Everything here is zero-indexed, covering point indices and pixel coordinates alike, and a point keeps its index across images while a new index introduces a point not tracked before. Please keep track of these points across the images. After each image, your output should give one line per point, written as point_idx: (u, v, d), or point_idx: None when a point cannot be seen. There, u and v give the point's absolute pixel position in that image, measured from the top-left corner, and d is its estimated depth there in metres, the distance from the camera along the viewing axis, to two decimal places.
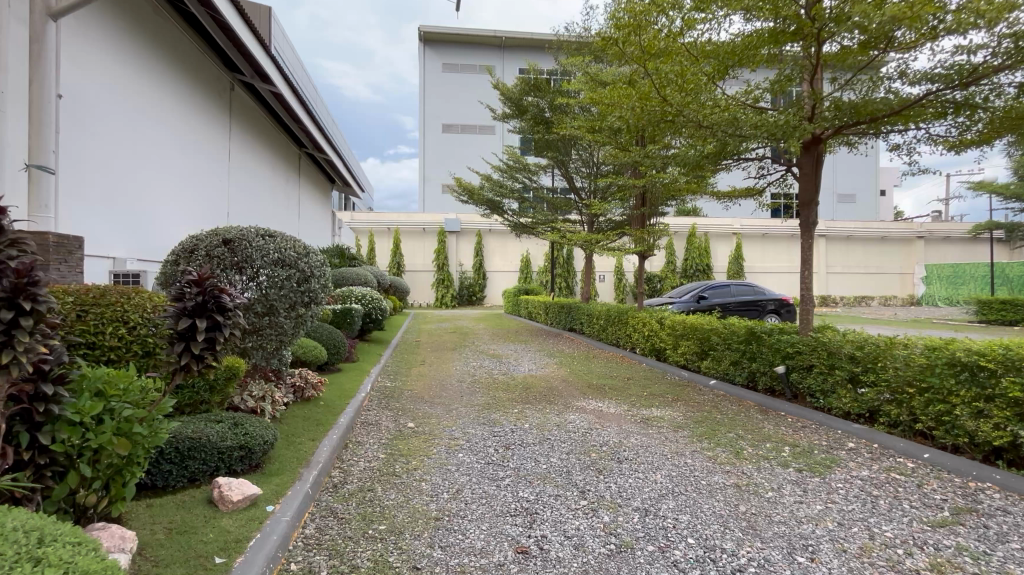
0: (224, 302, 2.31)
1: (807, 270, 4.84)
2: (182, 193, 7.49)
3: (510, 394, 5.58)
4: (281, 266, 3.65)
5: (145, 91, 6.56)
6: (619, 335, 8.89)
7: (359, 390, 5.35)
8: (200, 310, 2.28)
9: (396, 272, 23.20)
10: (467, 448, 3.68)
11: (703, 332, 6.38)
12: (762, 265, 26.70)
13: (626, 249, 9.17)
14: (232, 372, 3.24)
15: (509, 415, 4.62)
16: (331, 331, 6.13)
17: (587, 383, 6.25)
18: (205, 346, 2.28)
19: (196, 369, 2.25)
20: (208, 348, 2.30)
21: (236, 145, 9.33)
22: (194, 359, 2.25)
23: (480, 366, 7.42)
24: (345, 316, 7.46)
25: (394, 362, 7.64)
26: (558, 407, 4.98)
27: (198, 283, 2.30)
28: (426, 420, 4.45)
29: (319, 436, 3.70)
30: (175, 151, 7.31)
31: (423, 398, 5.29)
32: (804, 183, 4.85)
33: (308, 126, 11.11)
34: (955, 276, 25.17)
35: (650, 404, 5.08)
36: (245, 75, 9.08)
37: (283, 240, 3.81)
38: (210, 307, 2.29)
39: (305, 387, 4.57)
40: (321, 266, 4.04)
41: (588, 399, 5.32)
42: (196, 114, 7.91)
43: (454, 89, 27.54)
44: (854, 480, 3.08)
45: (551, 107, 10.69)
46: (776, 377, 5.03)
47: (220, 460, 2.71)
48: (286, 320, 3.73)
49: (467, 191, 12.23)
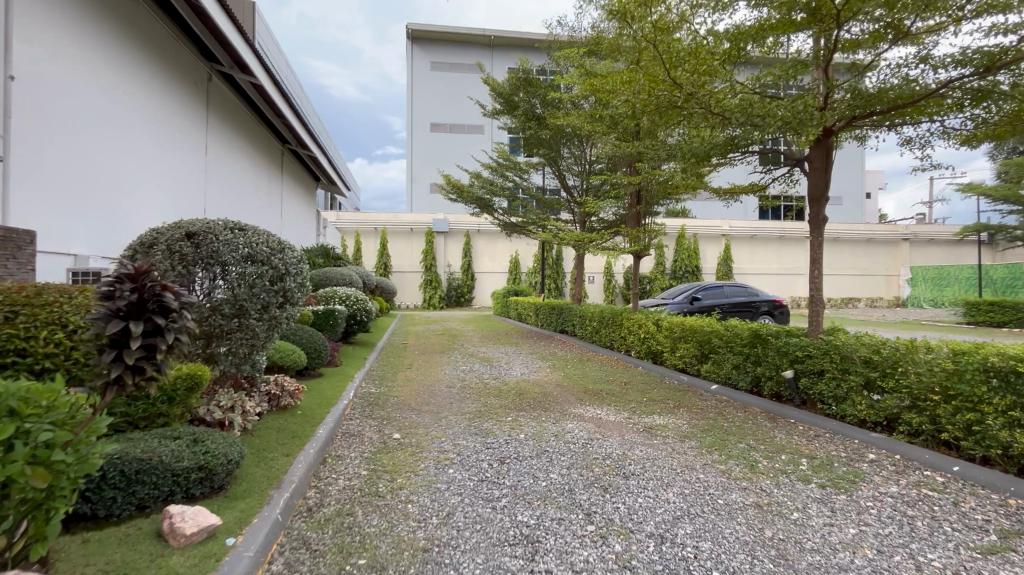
0: (167, 302, 2.10)
1: (817, 270, 4.60)
2: (156, 189, 7.10)
3: (503, 400, 5.26)
4: (251, 262, 3.30)
5: (114, 78, 6.17)
6: (614, 337, 8.61)
7: (341, 397, 4.99)
8: (137, 312, 2.05)
9: (383, 272, 22.76)
10: (459, 463, 3.36)
11: (703, 334, 6.13)
12: (751, 267, 26.71)
13: (621, 249, 8.91)
14: (193, 380, 2.90)
15: (502, 425, 4.31)
16: (311, 334, 5.76)
17: (583, 388, 5.96)
18: (143, 354, 2.05)
19: (132, 381, 2.01)
20: (147, 357, 2.07)
21: (214, 139, 8.92)
22: (130, 370, 2.01)
23: (470, 370, 7.09)
24: (328, 318, 7.10)
25: (379, 366, 7.28)
26: (554, 414, 4.67)
27: (134, 282, 2.07)
28: (413, 430, 4.12)
29: (295, 451, 3.35)
30: (149, 144, 6.93)
31: (411, 406, 4.96)
32: (814, 178, 4.61)
33: (290, 120, 10.70)
34: (939, 278, 25.40)
35: (651, 411, 4.80)
36: (223, 65, 8.66)
37: (256, 233, 3.46)
38: (150, 308, 2.08)
39: (282, 395, 4.22)
40: (298, 262, 3.69)
41: (585, 406, 5.01)
42: (170, 105, 7.51)
43: (442, 87, 27.16)
44: (885, 498, 2.81)
45: (543, 103, 10.40)
46: (782, 382, 4.78)
47: (175, 484, 2.36)
48: (258, 322, 3.39)
49: (456, 189, 11.89)
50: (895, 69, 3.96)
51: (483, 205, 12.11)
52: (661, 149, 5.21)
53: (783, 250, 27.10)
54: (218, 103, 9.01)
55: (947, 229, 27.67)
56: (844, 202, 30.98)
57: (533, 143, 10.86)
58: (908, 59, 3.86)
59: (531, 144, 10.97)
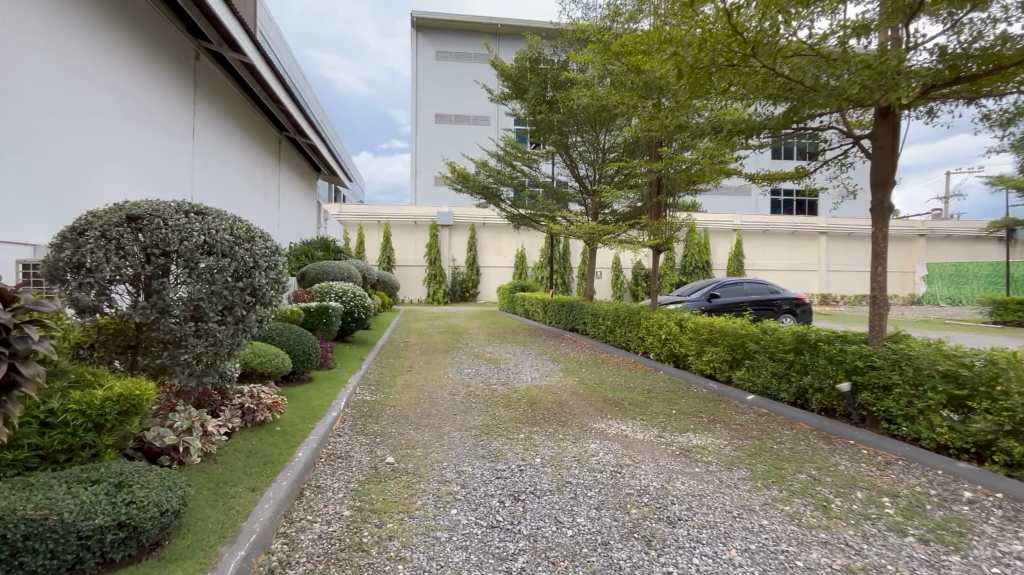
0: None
1: (881, 266, 3.95)
2: (134, 175, 6.52)
3: (513, 412, 4.66)
4: (209, 254, 2.71)
5: (95, 66, 5.74)
6: (630, 338, 7.99)
7: (331, 408, 4.40)
8: None
9: (386, 266, 22.21)
10: (464, 501, 2.75)
11: (735, 337, 5.51)
12: (764, 262, 25.98)
13: (639, 243, 8.25)
14: (128, 403, 2.29)
15: (514, 445, 3.70)
16: (300, 335, 5.18)
17: (601, 397, 5.36)
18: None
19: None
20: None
21: (202, 122, 8.32)
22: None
23: (475, 374, 6.49)
24: (321, 316, 6.52)
25: (376, 368, 6.69)
26: (572, 431, 4.06)
27: None
28: (411, 453, 3.51)
29: (265, 484, 2.76)
30: (128, 128, 6.38)
31: (409, 418, 4.36)
32: (877, 160, 3.96)
33: (286, 103, 10.07)
34: (956, 275, 24.67)
35: (685, 428, 4.19)
36: (212, 42, 8.05)
37: (217, 218, 2.85)
38: None
39: (257, 410, 3.61)
40: (272, 255, 3.09)
41: (608, 421, 4.40)
42: (150, 83, 6.87)
43: (447, 78, 26.48)
44: (1012, 561, 2.18)
45: (555, 85, 9.74)
46: (836, 395, 4.15)
47: (82, 549, 1.76)
48: (219, 327, 2.80)
49: (461, 178, 11.23)
50: (998, 20, 3.25)
51: (490, 195, 11.43)
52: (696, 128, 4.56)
53: (796, 246, 26.32)
54: (207, 84, 8.41)
55: (965, 225, 26.86)
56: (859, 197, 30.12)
57: (543, 129, 10.20)
58: (1009, 10, 3.19)
59: (541, 131, 10.33)
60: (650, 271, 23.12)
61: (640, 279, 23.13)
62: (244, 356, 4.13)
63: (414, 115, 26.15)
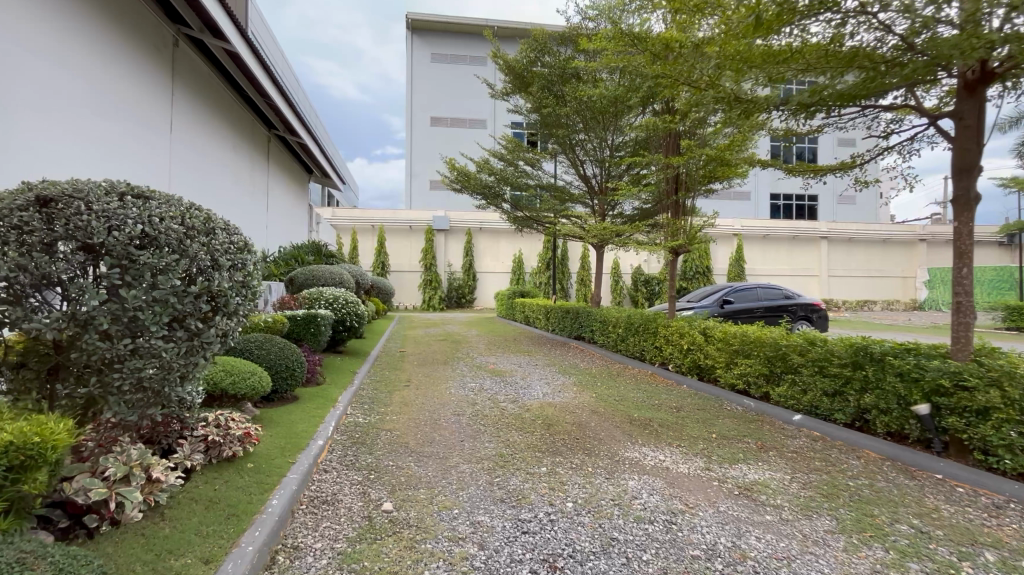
0: None
1: (966, 266, 3.38)
2: (100, 169, 5.89)
3: (528, 437, 4.03)
4: (152, 248, 2.07)
5: (53, 46, 5.11)
6: (645, 348, 7.37)
7: (317, 435, 3.75)
8: None
9: (380, 272, 21.54)
10: (484, 571, 2.11)
11: (775, 349, 4.91)
12: (764, 268, 25.52)
13: (654, 245, 7.63)
14: (22, 456, 1.63)
15: (537, 483, 3.06)
16: (282, 347, 4.54)
17: (626, 416, 4.73)
18: None
19: None
20: None
21: (182, 115, 7.68)
22: None
23: (479, 389, 5.84)
24: (309, 325, 5.88)
25: (370, 383, 6.03)
26: (603, 463, 3.43)
27: None
28: (412, 496, 2.87)
29: (223, 551, 2.09)
30: (94, 117, 5.75)
31: (409, 447, 3.70)
32: (959, 142, 3.40)
33: (274, 95, 9.44)
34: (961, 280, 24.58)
35: (734, 458, 3.57)
36: (192, 28, 7.40)
37: (165, 204, 2.20)
38: None
39: (223, 445, 2.94)
40: (237, 252, 2.45)
41: (641, 449, 3.78)
42: (121, 69, 6.21)
43: (442, 79, 25.94)
44: None
45: (562, 78, 9.13)
46: (910, 419, 3.55)
47: None
48: (167, 343, 2.16)
49: (461, 176, 10.50)
50: None
51: (491, 195, 10.68)
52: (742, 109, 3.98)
53: (798, 251, 25.89)
54: (189, 74, 7.80)
55: None
56: (859, 201, 29.76)
57: (547, 125, 9.61)
58: None
59: (547, 128, 9.73)
60: (651, 276, 22.57)
61: (640, 285, 22.58)
62: (215, 376, 3.49)
63: (409, 117, 25.58)
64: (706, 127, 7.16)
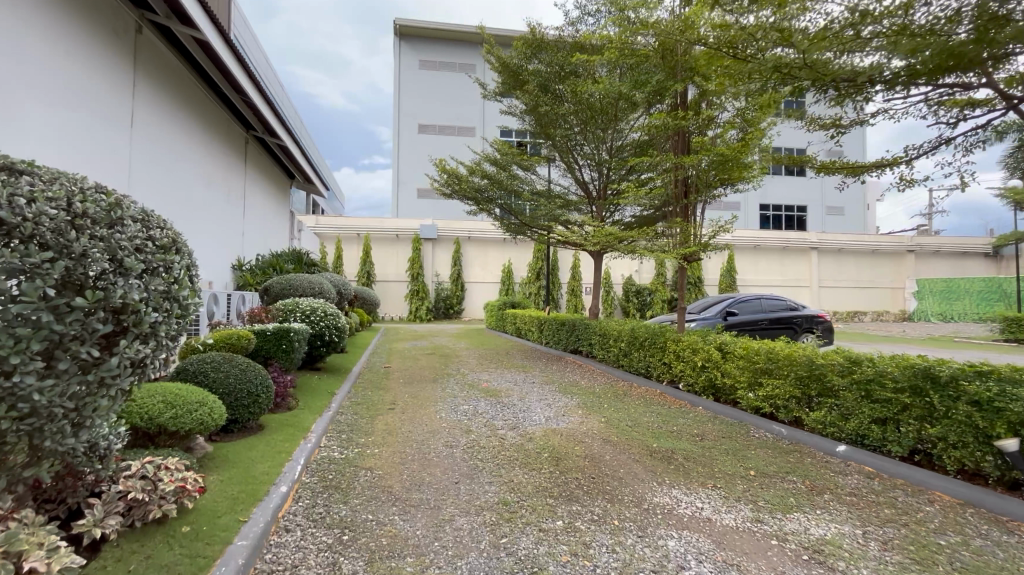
0: None
1: None
2: (60, 157, 5.36)
3: (534, 477, 3.39)
4: (18, 244, 1.45)
5: (12, 25, 4.67)
6: (652, 364, 6.79)
7: (280, 478, 3.08)
8: None
9: (365, 282, 20.79)
10: None
11: (811, 369, 4.35)
12: (755, 278, 25.22)
13: (662, 252, 7.06)
14: None
15: (555, 547, 2.43)
16: (244, 370, 3.88)
17: (644, 447, 4.12)
18: None
19: None
20: None
21: (146, 108, 7.00)
22: None
23: (473, 413, 5.19)
24: (280, 342, 5.21)
25: (349, 407, 5.35)
26: (631, 515, 2.82)
27: None
28: (397, 570, 2.23)
29: None
30: (49, 102, 5.19)
31: (393, 493, 3.05)
32: None
33: (251, 91, 8.78)
34: (948, 292, 24.41)
35: (788, 504, 2.97)
36: (158, 13, 6.72)
37: (45, 182, 1.58)
38: None
39: (148, 503, 2.26)
40: (159, 253, 1.84)
41: (672, 493, 3.16)
42: (75, 50, 5.54)
43: (430, 86, 25.40)
44: None
45: (561, 76, 8.58)
46: (994, 456, 2.99)
47: None
48: (44, 380, 1.52)
49: (452, 179, 9.89)
50: None
51: (482, 200, 10.08)
52: (799, 84, 3.42)
53: (788, 261, 25.66)
54: (153, 63, 7.10)
55: (955, 240, 26.44)
56: (849, 212, 29.70)
57: (542, 126, 9.06)
58: None
59: (542, 129, 9.17)
60: (642, 287, 22.10)
61: (632, 296, 22.02)
62: (152, 409, 2.81)
63: (396, 124, 24.96)
64: (716, 127, 6.65)
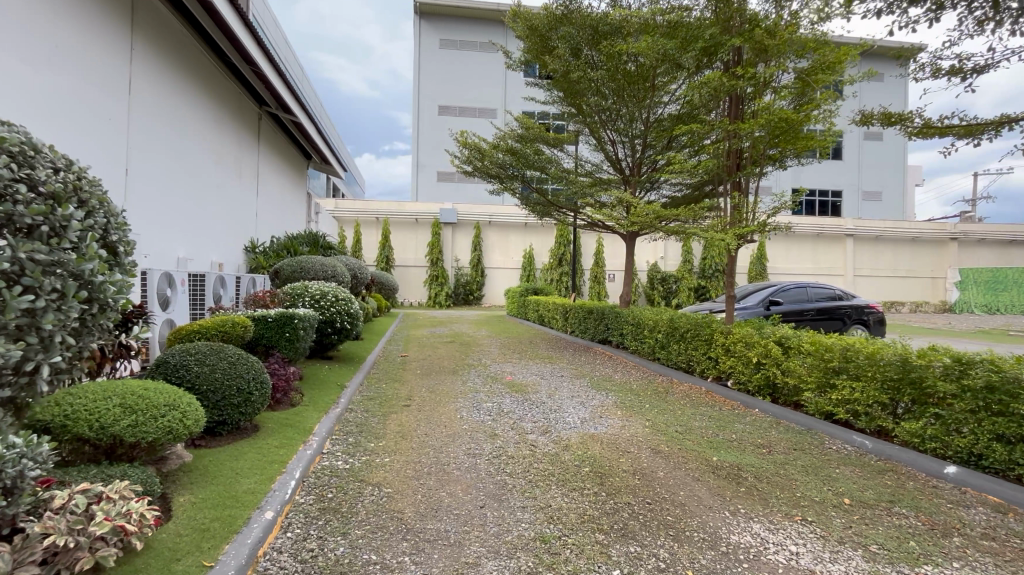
0: None
1: None
2: (65, 136, 5.01)
3: (576, 502, 2.76)
4: None
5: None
6: (694, 358, 6.10)
7: (266, 499, 2.50)
8: None
9: (383, 266, 20.32)
10: None
11: (903, 372, 3.62)
12: (786, 266, 24.13)
13: (703, 232, 6.33)
14: None
15: None
16: (234, 363, 3.32)
17: (704, 462, 3.45)
18: None
19: None
20: None
21: (147, 77, 6.49)
22: None
23: (498, 413, 4.58)
24: (283, 329, 4.65)
25: (360, 402, 4.79)
26: (708, 564, 2.17)
27: None
28: None
29: None
30: (48, 75, 4.81)
31: (403, 523, 2.45)
32: None
33: (261, 61, 8.24)
34: (994, 281, 22.85)
35: (915, 552, 2.28)
36: None
37: None
38: None
39: (76, 548, 1.68)
40: (52, 210, 1.55)
41: (754, 529, 2.50)
42: (61, 5, 4.95)
43: (450, 66, 24.63)
44: None
45: (594, 39, 7.80)
46: None
47: None
48: None
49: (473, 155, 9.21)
50: None
51: (506, 177, 9.38)
52: None
53: (823, 249, 24.44)
54: (154, 27, 6.57)
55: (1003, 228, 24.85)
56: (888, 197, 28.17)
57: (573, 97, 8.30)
58: None
59: (572, 101, 8.43)
60: (667, 274, 21.19)
61: (656, 284, 21.05)
62: (106, 415, 2.25)
63: (416, 106, 24.29)
64: (773, 90, 5.81)
